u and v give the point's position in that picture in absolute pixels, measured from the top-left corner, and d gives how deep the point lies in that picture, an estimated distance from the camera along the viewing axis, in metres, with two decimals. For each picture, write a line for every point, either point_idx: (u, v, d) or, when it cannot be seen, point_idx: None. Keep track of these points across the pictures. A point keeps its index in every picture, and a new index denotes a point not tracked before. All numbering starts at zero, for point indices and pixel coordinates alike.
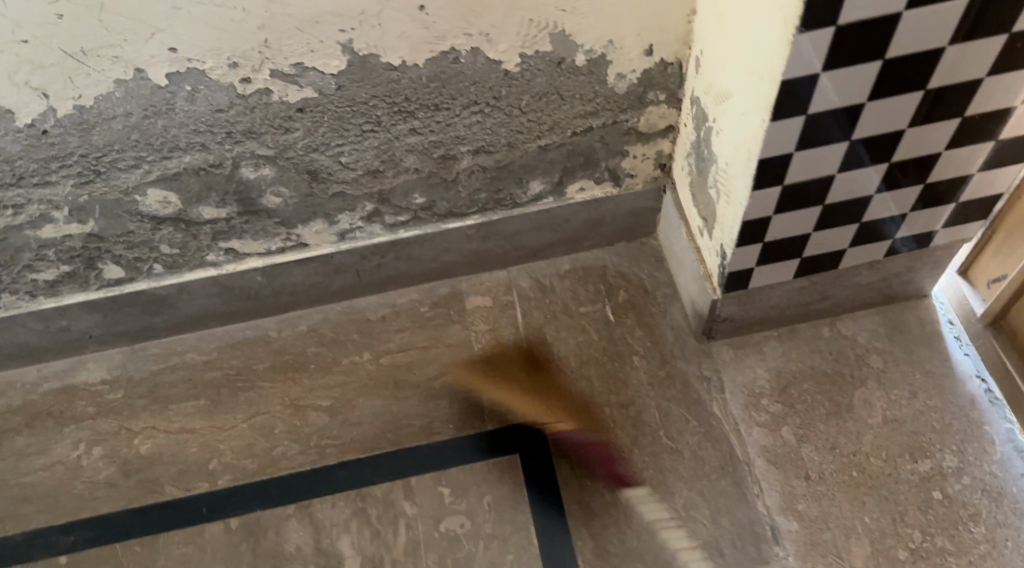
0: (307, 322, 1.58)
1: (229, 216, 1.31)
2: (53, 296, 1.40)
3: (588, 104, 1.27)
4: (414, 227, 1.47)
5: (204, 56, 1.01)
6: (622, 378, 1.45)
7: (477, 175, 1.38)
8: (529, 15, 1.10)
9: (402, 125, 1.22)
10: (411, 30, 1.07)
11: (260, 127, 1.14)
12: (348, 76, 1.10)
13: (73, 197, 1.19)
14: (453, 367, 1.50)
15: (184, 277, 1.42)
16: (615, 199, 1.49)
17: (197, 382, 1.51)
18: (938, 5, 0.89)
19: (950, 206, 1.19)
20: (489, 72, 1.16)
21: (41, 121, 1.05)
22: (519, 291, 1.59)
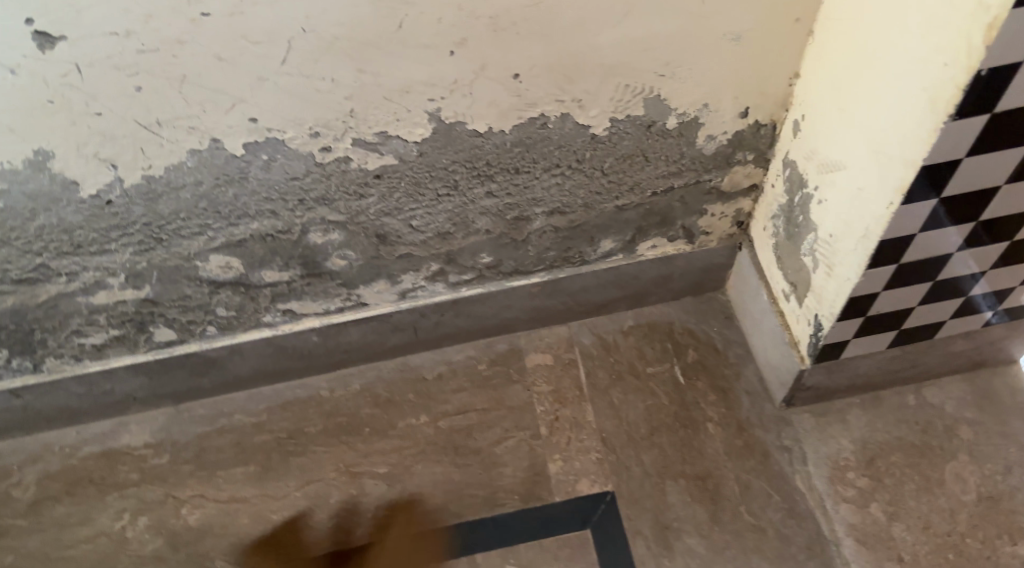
0: (360, 381, 1.49)
1: (291, 278, 1.24)
2: (99, 360, 1.32)
3: (673, 165, 1.19)
4: (476, 285, 1.39)
5: (286, 126, 0.94)
6: (696, 447, 1.37)
7: (549, 235, 1.29)
8: (627, 81, 1.02)
9: (479, 188, 1.15)
10: (502, 98, 0.99)
11: (334, 194, 1.06)
12: (431, 143, 1.03)
13: (130, 264, 1.11)
14: (516, 432, 1.42)
15: (237, 337, 1.35)
16: (687, 256, 1.41)
17: (245, 446, 1.43)
18: None
19: None
20: (576, 136, 1.09)
21: (106, 192, 0.97)
22: (581, 348, 1.50)
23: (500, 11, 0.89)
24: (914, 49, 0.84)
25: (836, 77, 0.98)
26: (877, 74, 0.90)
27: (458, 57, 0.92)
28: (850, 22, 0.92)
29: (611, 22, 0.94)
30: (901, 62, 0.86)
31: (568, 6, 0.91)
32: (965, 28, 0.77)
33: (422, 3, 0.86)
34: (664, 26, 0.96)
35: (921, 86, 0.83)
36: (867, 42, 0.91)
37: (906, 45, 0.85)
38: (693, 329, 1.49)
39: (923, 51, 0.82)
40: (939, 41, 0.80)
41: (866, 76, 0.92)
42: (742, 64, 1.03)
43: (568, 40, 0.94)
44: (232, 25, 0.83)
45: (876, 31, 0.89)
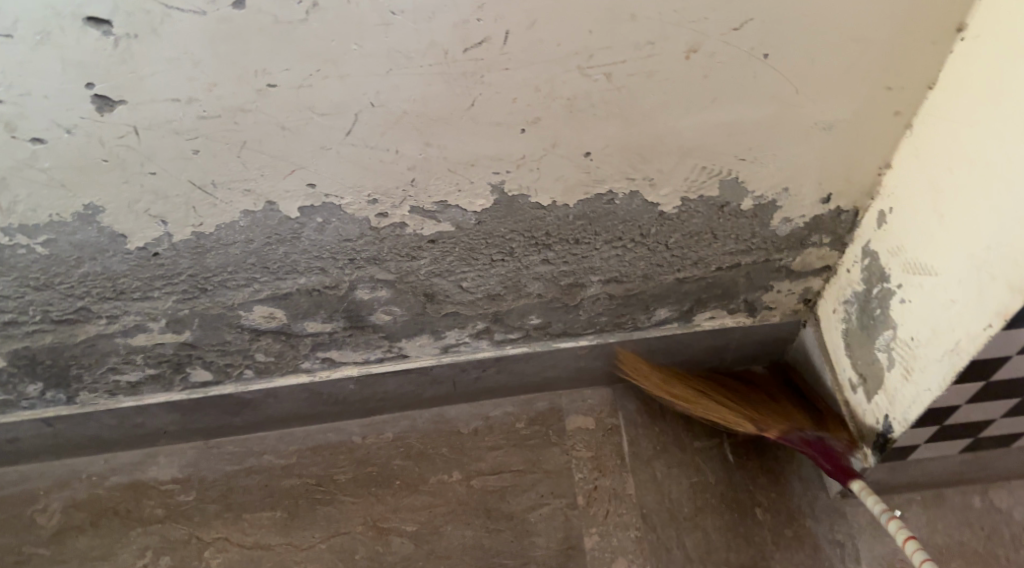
0: (394, 429, 1.45)
1: (333, 330, 1.20)
2: (133, 395, 1.29)
3: (742, 243, 1.09)
4: (522, 344, 1.33)
5: (344, 193, 0.90)
6: (743, 534, 1.31)
7: (603, 303, 1.22)
8: (705, 163, 0.95)
9: (535, 256, 1.06)
10: (570, 173, 0.93)
11: (385, 255, 1.01)
12: (490, 213, 0.97)
13: (172, 311, 1.07)
14: (552, 500, 1.36)
15: (273, 381, 1.31)
16: (746, 329, 1.33)
17: (273, 490, 1.39)
18: None
19: None
20: (643, 213, 1.01)
21: (154, 245, 0.93)
22: (626, 414, 1.44)
23: (579, 93, 0.83)
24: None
25: (939, 177, 0.92)
26: (998, 185, 0.85)
27: (530, 135, 0.87)
28: (970, 124, 0.87)
29: (698, 106, 0.88)
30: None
31: (649, 91, 0.85)
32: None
33: (499, 82, 0.81)
34: (754, 113, 0.89)
35: None
36: (986, 148, 0.86)
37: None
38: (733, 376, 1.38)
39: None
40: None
41: (983, 185, 0.87)
42: (831, 153, 0.97)
43: (648, 122, 0.88)
44: (297, 97, 0.79)
45: (1002, 142, 0.83)
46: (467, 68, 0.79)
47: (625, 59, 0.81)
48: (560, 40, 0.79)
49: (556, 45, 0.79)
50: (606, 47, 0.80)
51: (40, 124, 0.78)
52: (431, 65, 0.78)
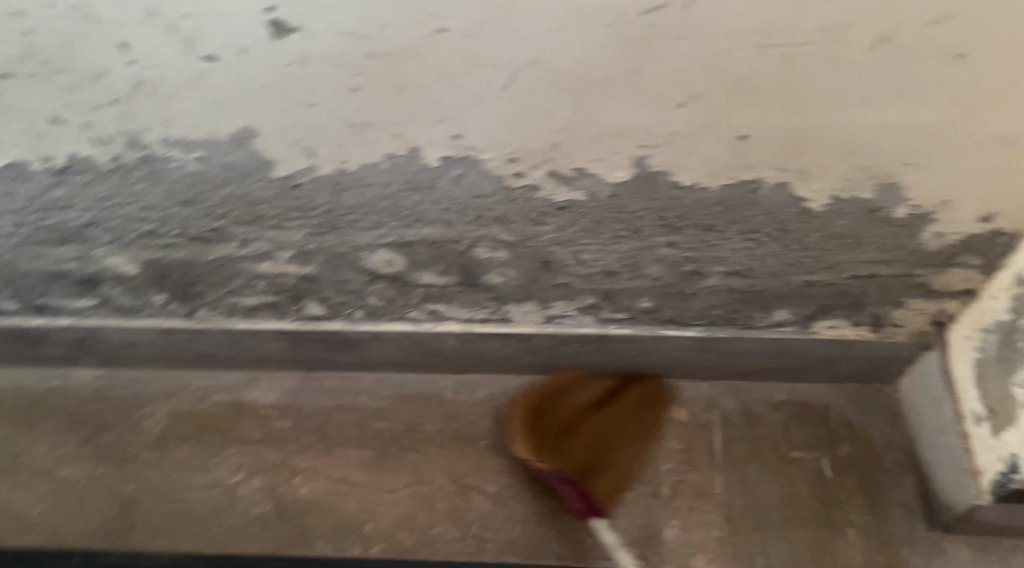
0: (486, 390, 1.46)
1: (446, 284, 1.21)
2: (248, 318, 1.33)
3: (885, 254, 1.06)
4: (627, 326, 1.31)
5: (486, 147, 0.90)
6: (833, 552, 1.28)
7: (721, 294, 1.19)
8: (866, 162, 0.90)
9: (661, 238, 1.05)
10: (720, 155, 0.89)
11: (513, 216, 1.02)
12: (628, 187, 0.95)
13: (302, 244, 1.10)
14: (636, 485, 1.35)
15: (380, 324, 1.33)
16: (866, 344, 1.29)
17: (365, 431, 1.42)
18: None
19: None
20: (786, 207, 0.97)
21: (298, 177, 0.95)
22: (722, 412, 1.42)
23: (750, 71, 0.80)
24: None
25: None
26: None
27: (688, 110, 0.84)
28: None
29: (871, 101, 0.83)
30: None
31: (825, 80, 0.81)
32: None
33: (669, 53, 0.79)
34: (933, 116, 0.85)
35: None
36: None
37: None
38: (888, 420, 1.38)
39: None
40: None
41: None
42: (1001, 169, 0.91)
43: (816, 113, 0.84)
44: (463, 46, 0.79)
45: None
46: (639, 34, 0.78)
47: (808, 42, 0.78)
48: (744, 13, 0.76)
49: (737, 18, 0.76)
50: (791, 26, 0.77)
51: (216, 43, 0.80)
52: (603, 26, 0.77)
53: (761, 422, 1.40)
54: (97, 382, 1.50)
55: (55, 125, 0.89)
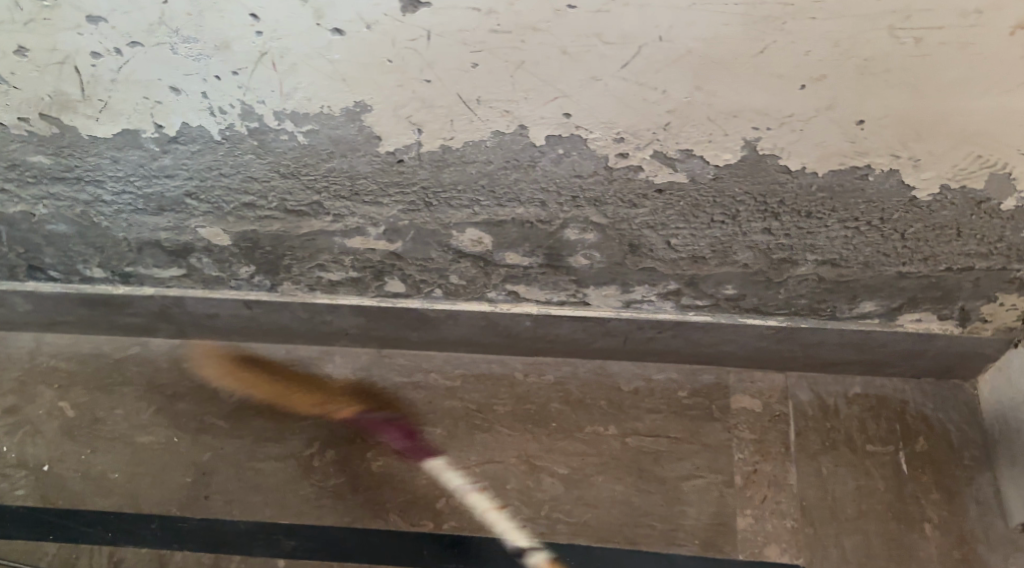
0: (556, 373, 1.46)
1: (530, 266, 1.21)
2: (329, 294, 1.33)
3: (984, 246, 1.04)
4: (707, 313, 1.30)
5: (596, 127, 0.90)
6: (907, 546, 1.28)
7: (809, 283, 1.18)
8: (982, 151, 0.89)
9: (757, 224, 1.05)
10: (834, 141, 0.89)
11: (609, 198, 1.01)
12: (732, 170, 0.94)
13: (393, 220, 1.09)
14: (709, 474, 1.35)
15: (458, 304, 1.32)
16: (951, 338, 1.27)
17: (436, 409, 1.43)
18: None
19: None
20: (893, 195, 0.96)
21: (401, 152, 0.96)
22: (796, 404, 1.40)
23: (880, 54, 0.80)
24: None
25: None
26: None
27: (809, 92, 0.84)
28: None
29: (999, 88, 0.83)
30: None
31: (955, 63, 0.81)
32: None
33: (800, 33, 0.79)
34: None
35: None
36: None
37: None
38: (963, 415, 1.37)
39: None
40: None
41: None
42: None
43: (940, 97, 0.84)
44: (592, 21, 0.80)
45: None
46: (772, 12, 0.78)
47: (945, 25, 0.78)
48: None
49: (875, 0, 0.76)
50: (927, 9, 0.77)
51: (345, 16, 0.82)
52: (737, 5, 0.77)
53: (836, 415, 1.39)
54: (173, 352, 1.50)
55: (174, 94, 0.93)
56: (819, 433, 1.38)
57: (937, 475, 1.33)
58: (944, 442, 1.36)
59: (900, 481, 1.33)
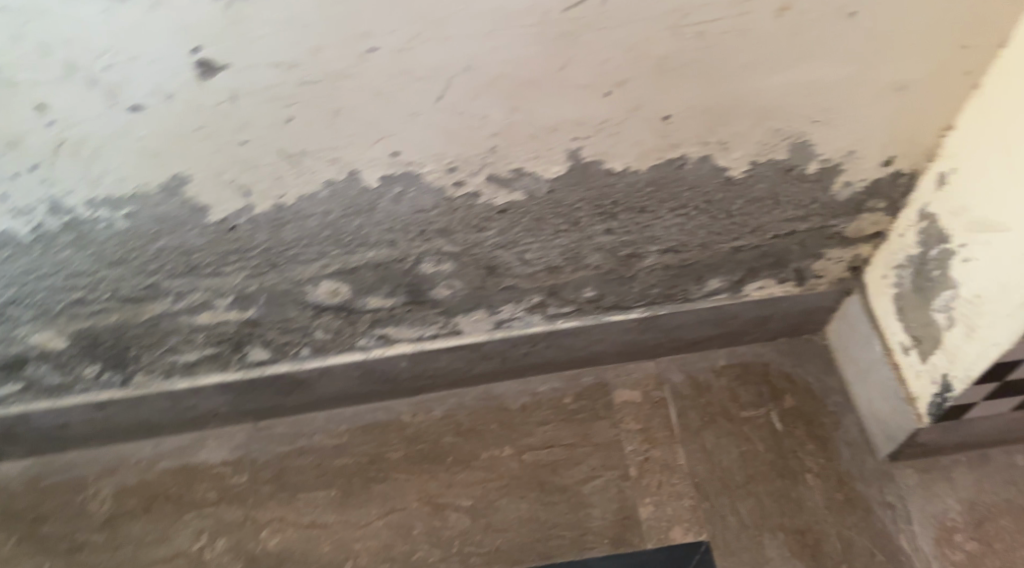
0: (442, 407, 1.44)
1: (393, 306, 1.17)
2: (188, 377, 1.26)
3: (802, 209, 1.12)
4: (574, 318, 1.33)
5: (425, 160, 0.90)
6: (796, 499, 1.34)
7: (659, 272, 1.24)
8: (780, 126, 0.95)
9: (599, 226, 1.08)
10: (648, 138, 0.93)
11: (456, 227, 1.02)
12: (565, 180, 0.97)
13: (241, 287, 1.05)
14: (604, 472, 1.38)
15: (329, 360, 1.28)
16: (792, 298, 1.36)
17: (327, 470, 1.38)
18: None
19: None
20: (711, 178, 1.02)
21: (234, 218, 0.93)
22: (671, 387, 1.46)
23: (671, 52, 0.84)
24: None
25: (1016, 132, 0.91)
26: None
27: (614, 97, 0.87)
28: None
29: (783, 67, 0.88)
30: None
31: (739, 51, 0.85)
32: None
33: (595, 43, 0.81)
34: (835, 73, 0.89)
35: None
36: None
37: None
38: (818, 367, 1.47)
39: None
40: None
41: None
42: (904, 115, 0.96)
43: (731, 83, 0.88)
44: (396, 61, 0.80)
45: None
46: (563, 28, 0.80)
47: (720, 18, 0.82)
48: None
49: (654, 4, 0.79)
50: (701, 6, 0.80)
51: (143, 90, 0.79)
52: (530, 25, 0.79)
53: (709, 390, 1.45)
54: (27, 472, 1.38)
55: None
56: (697, 411, 1.43)
57: (809, 426, 1.41)
58: (808, 395, 1.44)
59: (778, 440, 1.40)
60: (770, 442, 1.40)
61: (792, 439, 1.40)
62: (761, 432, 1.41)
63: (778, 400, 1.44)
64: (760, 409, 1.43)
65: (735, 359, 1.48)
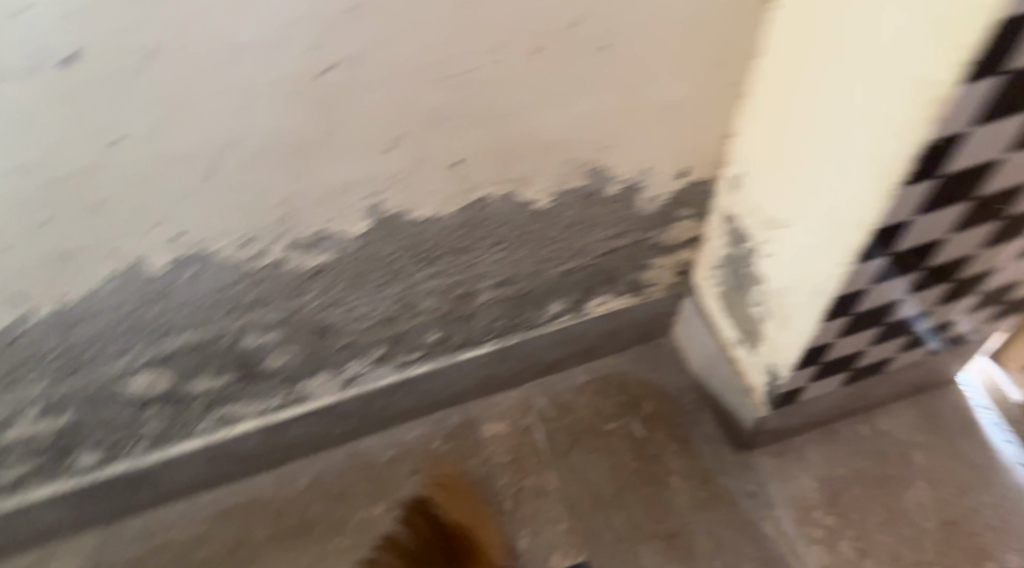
0: (306, 475, 1.40)
1: (226, 384, 1.13)
2: (16, 494, 1.18)
3: (617, 228, 1.15)
4: (425, 362, 1.32)
5: (216, 239, 0.88)
6: (664, 503, 1.37)
7: (497, 305, 1.24)
8: (570, 156, 0.98)
9: (422, 272, 1.08)
10: (444, 186, 0.94)
11: (270, 295, 0.99)
12: (372, 235, 0.97)
13: (48, 396, 1.00)
14: (480, 511, 1.36)
15: (169, 451, 1.22)
16: (632, 308, 1.40)
17: (190, 564, 1.31)
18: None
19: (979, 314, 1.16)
20: (518, 212, 1.04)
21: (14, 329, 0.89)
22: (537, 412, 1.46)
23: (439, 104, 0.85)
24: (862, 123, 0.82)
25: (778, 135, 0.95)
26: (823, 140, 0.88)
27: (395, 152, 0.88)
28: (788, 97, 0.91)
29: (553, 103, 0.90)
30: (852, 132, 0.83)
31: (505, 95, 0.87)
32: (907, 103, 0.76)
33: (358, 105, 0.82)
34: (603, 103, 0.92)
35: (874, 155, 0.82)
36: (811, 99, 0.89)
37: (850, 120, 0.84)
38: (671, 369, 1.51)
39: (872, 124, 0.81)
40: (885, 115, 0.79)
41: (813, 139, 0.90)
42: (685, 129, 1.01)
43: (508, 124, 0.90)
44: (151, 146, 0.78)
45: (821, 104, 0.87)
46: (317, 95, 0.79)
47: (475, 67, 0.83)
48: (405, 55, 0.79)
49: (406, 62, 0.80)
50: (452, 58, 0.81)
51: None
52: (283, 96, 0.78)
53: (574, 409, 1.47)
54: None
55: None
56: (564, 432, 1.44)
57: (670, 428, 1.45)
58: (665, 398, 1.48)
59: (642, 448, 1.42)
60: (635, 451, 1.42)
61: (656, 444, 1.43)
62: (626, 442, 1.43)
63: (638, 407, 1.47)
64: (623, 419, 1.45)
65: (593, 374, 1.50)
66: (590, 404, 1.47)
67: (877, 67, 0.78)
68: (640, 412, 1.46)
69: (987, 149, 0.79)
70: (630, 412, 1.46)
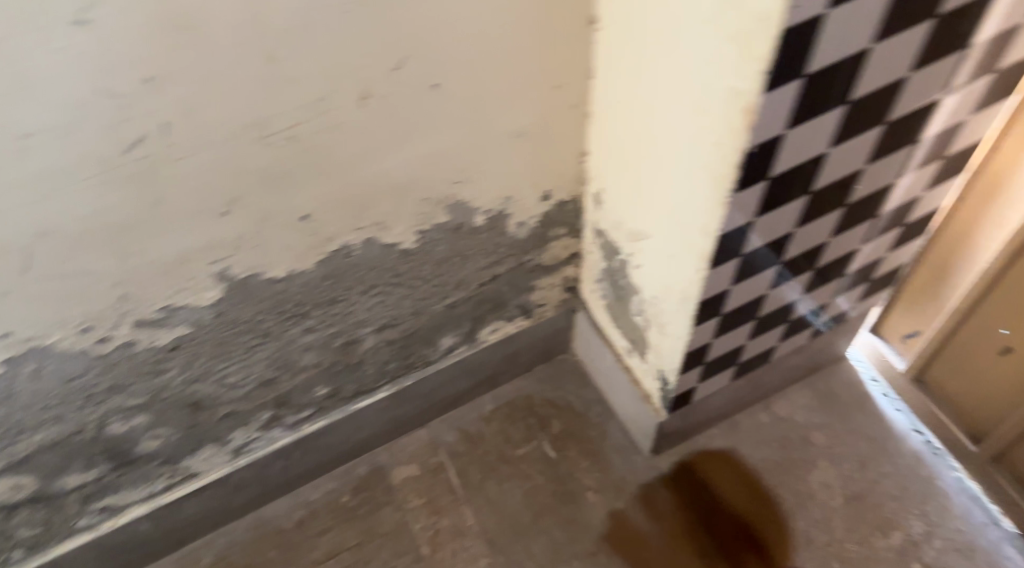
0: (212, 553, 1.34)
1: (98, 477, 1.08)
2: None
3: (491, 256, 1.14)
4: (319, 419, 1.29)
5: (51, 330, 0.85)
6: (582, 521, 1.36)
7: (383, 349, 1.22)
8: (423, 196, 0.97)
9: (295, 329, 1.05)
10: (296, 242, 0.92)
11: (126, 379, 0.96)
12: (227, 302, 0.94)
13: None
14: (397, 560, 1.33)
15: (49, 554, 1.16)
16: (527, 330, 1.39)
17: None
18: (857, 139, 0.83)
19: (850, 292, 1.19)
20: (383, 256, 1.02)
21: None
22: (446, 448, 1.44)
23: (271, 162, 0.83)
24: (690, 133, 0.83)
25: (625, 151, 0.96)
26: (662, 152, 0.89)
27: (235, 214, 0.85)
28: (624, 113, 0.92)
29: (391, 147, 0.89)
30: (685, 144, 0.85)
31: (338, 145, 0.85)
32: (723, 111, 0.77)
33: (182, 175, 0.79)
34: (442, 140, 0.92)
35: (705, 163, 0.83)
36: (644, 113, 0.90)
37: (681, 131, 0.85)
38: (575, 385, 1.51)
39: (698, 134, 0.82)
40: (706, 124, 0.80)
41: (653, 152, 0.91)
42: (536, 154, 1.01)
43: (349, 172, 0.89)
44: None
45: (653, 118, 0.88)
46: (134, 170, 0.77)
47: (299, 121, 0.81)
48: (222, 119, 0.77)
49: (225, 126, 0.78)
50: (273, 116, 0.79)
51: None
52: (97, 175, 0.75)
53: (483, 439, 1.45)
54: None
55: None
56: (474, 464, 1.42)
57: (580, 444, 1.44)
58: (572, 414, 1.47)
59: (555, 468, 1.41)
60: (549, 472, 1.41)
61: (568, 462, 1.42)
62: (538, 465, 1.42)
63: (547, 427, 1.46)
64: (532, 442, 1.44)
65: (499, 401, 1.49)
66: (497, 432, 1.46)
67: (692, 79, 0.80)
68: (548, 432, 1.45)
69: (814, 144, 0.81)
70: (539, 433, 1.45)
